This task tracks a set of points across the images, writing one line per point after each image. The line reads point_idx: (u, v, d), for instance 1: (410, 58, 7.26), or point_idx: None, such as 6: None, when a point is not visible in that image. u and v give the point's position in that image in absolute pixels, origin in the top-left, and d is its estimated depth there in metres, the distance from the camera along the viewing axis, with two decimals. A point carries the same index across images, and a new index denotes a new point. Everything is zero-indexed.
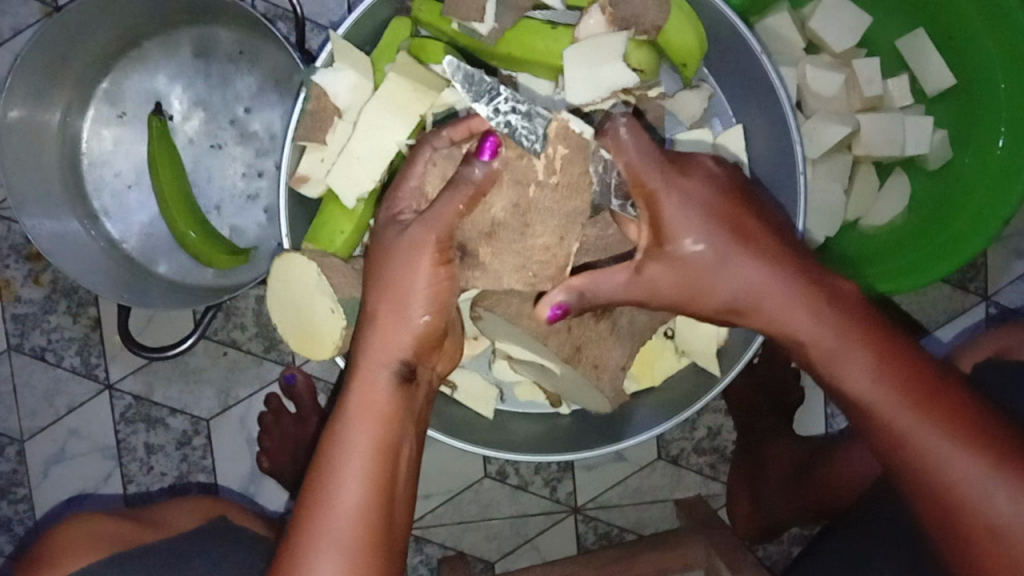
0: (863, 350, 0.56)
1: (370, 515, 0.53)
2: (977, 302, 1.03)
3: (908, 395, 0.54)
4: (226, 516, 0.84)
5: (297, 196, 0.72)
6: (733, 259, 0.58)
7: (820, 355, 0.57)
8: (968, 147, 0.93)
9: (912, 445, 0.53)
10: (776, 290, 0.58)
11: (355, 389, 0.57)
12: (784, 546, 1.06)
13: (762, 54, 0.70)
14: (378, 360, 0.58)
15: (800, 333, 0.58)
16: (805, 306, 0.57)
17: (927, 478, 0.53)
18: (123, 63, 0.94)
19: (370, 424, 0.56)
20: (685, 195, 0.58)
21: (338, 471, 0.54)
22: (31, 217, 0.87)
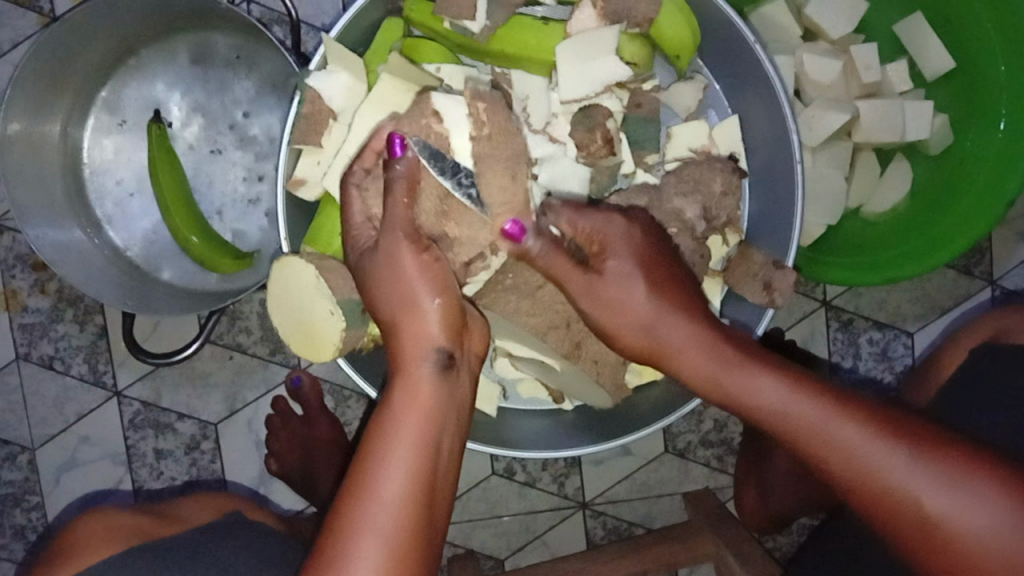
0: (761, 368, 0.55)
1: (413, 500, 0.51)
2: (983, 287, 1.02)
3: (807, 397, 0.53)
4: (240, 510, 0.85)
5: (295, 199, 0.72)
6: (629, 297, 0.59)
7: (720, 380, 0.56)
8: (969, 132, 0.92)
9: (822, 443, 0.52)
10: (671, 324, 0.58)
11: (399, 386, 0.56)
12: (793, 536, 1.06)
13: (755, 43, 0.70)
14: (415, 346, 0.57)
15: (694, 364, 0.58)
16: (696, 339, 0.58)
17: (844, 475, 0.51)
18: (121, 72, 0.95)
19: (412, 417, 0.54)
20: (619, 236, 0.61)
21: (383, 456, 0.52)
22: (35, 227, 0.88)
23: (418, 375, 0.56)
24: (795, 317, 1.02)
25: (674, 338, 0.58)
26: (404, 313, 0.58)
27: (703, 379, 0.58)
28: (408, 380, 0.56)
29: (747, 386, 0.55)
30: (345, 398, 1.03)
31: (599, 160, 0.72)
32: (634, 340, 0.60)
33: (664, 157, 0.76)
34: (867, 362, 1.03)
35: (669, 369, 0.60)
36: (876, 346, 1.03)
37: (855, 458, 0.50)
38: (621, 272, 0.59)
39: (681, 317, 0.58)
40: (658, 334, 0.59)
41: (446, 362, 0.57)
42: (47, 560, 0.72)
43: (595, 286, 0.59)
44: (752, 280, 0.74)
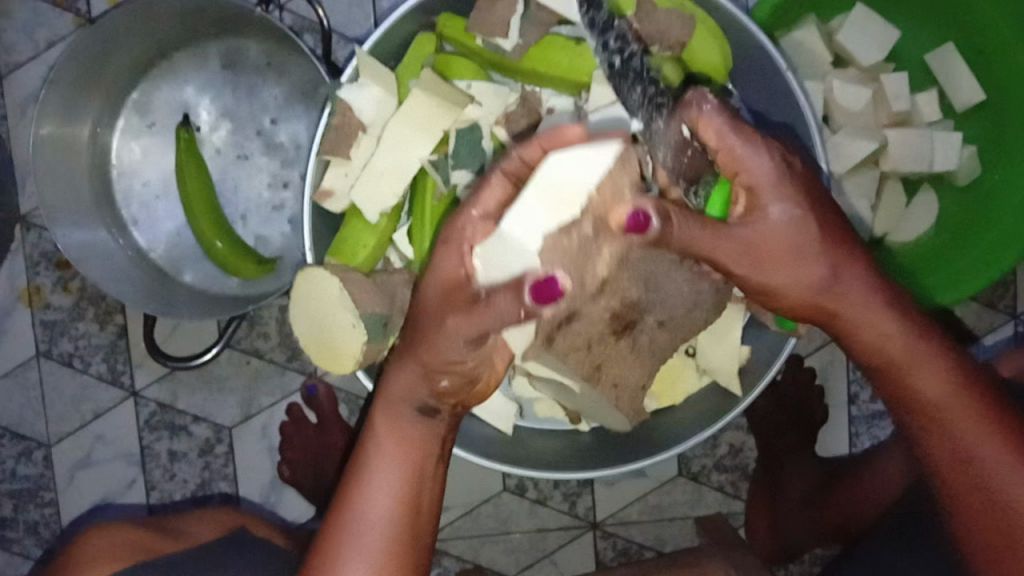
0: (933, 356, 0.60)
1: (384, 534, 0.59)
2: (1006, 321, 1.01)
3: (976, 405, 0.59)
4: (247, 526, 0.84)
5: (321, 211, 0.72)
6: (812, 267, 0.59)
7: (901, 352, 0.60)
8: (997, 164, 0.91)
9: (983, 458, 0.58)
10: (858, 285, 0.60)
11: (382, 420, 0.62)
12: (805, 566, 1.05)
13: (787, 70, 0.70)
14: (402, 394, 0.62)
15: (881, 330, 0.60)
16: (887, 311, 0.60)
17: (990, 493, 0.58)
18: (154, 75, 0.96)
19: (395, 452, 0.61)
20: (768, 175, 0.58)
21: (370, 483, 0.60)
22: (62, 226, 0.88)
23: (406, 419, 0.62)
24: (817, 343, 1.01)
25: (859, 303, 0.60)
26: (404, 364, 0.62)
27: (871, 344, 0.61)
28: (396, 423, 0.62)
29: (919, 372, 0.60)
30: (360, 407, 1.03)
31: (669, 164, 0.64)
32: (805, 298, 0.61)
33: None
34: None
35: (840, 328, 0.62)
36: None
37: (990, 463, 0.58)
38: (797, 231, 0.58)
39: (872, 281, 0.60)
40: (846, 292, 0.60)
41: (429, 412, 0.62)
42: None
43: (767, 239, 0.58)
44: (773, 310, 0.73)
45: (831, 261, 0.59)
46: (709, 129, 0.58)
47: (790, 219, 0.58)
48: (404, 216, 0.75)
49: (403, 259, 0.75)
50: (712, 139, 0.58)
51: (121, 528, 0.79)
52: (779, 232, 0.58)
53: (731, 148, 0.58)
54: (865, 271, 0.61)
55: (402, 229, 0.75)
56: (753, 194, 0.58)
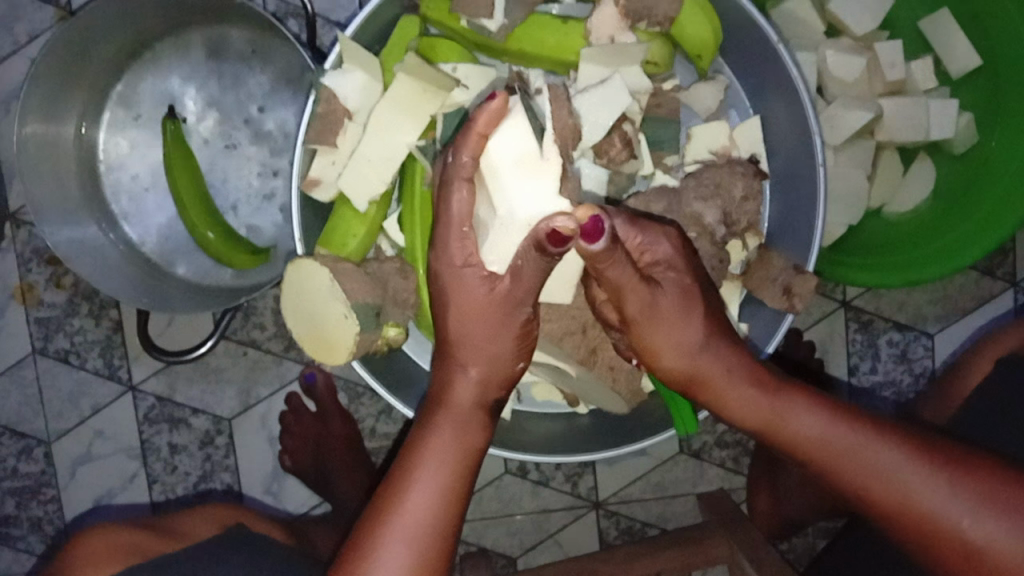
0: (797, 399, 0.59)
1: (441, 535, 0.56)
2: (1005, 289, 1.00)
3: (853, 430, 0.57)
4: (244, 522, 0.86)
5: (308, 200, 0.72)
6: (685, 329, 0.59)
7: (766, 411, 0.59)
8: (995, 130, 0.90)
9: (873, 478, 0.55)
10: (718, 350, 0.60)
11: (451, 414, 0.59)
12: (809, 539, 1.05)
13: (778, 42, 0.68)
14: (472, 392, 0.60)
15: (744, 394, 0.59)
16: (743, 368, 0.60)
17: (891, 509, 0.55)
18: (138, 66, 0.94)
19: (462, 445, 0.58)
20: (661, 246, 0.61)
21: (426, 481, 0.56)
22: (51, 223, 0.87)
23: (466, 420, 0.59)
24: (814, 317, 1.01)
25: (723, 372, 0.60)
26: (465, 372, 0.59)
27: (742, 411, 0.60)
28: (464, 426, 0.59)
29: (784, 419, 0.58)
30: (359, 394, 1.03)
31: (619, 165, 0.71)
32: (675, 365, 0.60)
33: (682, 160, 0.76)
34: (886, 364, 1.01)
35: (710, 395, 0.61)
36: (896, 348, 1.01)
37: (891, 481, 0.55)
38: (675, 296, 0.59)
39: (723, 350, 0.60)
40: (708, 354, 0.59)
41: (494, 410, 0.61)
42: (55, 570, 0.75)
43: (658, 306, 0.59)
44: (772, 284, 0.74)
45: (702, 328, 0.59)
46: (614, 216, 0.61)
47: (679, 288, 0.59)
48: (395, 202, 0.75)
49: (395, 246, 0.75)
50: (617, 230, 0.61)
51: (117, 532, 0.79)
52: (666, 298, 0.59)
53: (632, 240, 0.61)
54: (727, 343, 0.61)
55: (393, 216, 0.74)
56: (645, 262, 0.61)
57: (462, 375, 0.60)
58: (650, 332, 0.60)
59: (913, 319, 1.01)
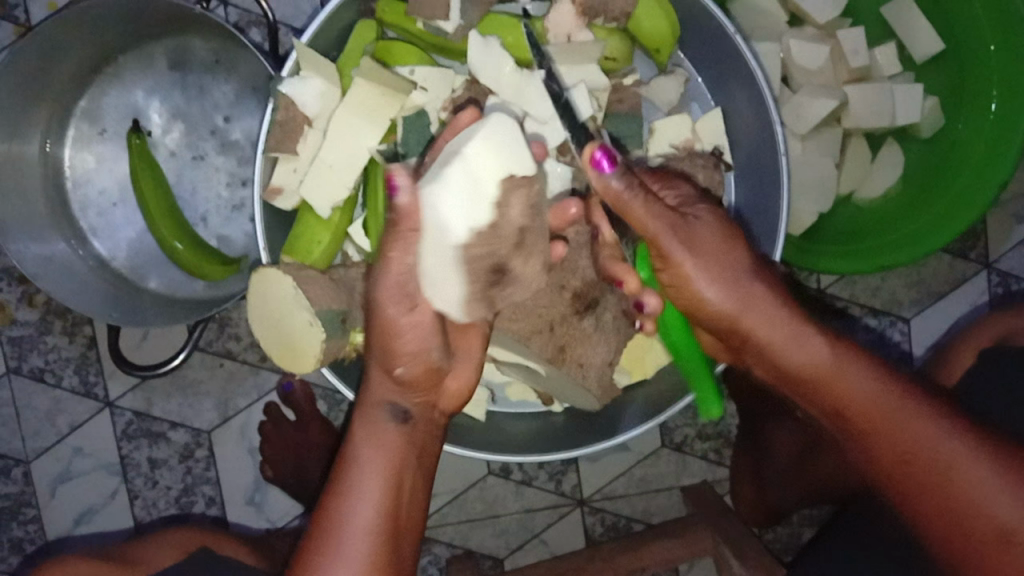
0: (850, 353, 0.61)
1: (375, 543, 0.57)
2: (978, 271, 1.01)
3: (898, 396, 0.59)
4: (208, 547, 0.85)
5: (272, 209, 0.72)
6: (734, 272, 0.61)
7: (819, 364, 0.61)
8: (961, 113, 0.90)
9: (915, 448, 0.57)
10: (770, 295, 0.62)
11: (361, 418, 0.62)
12: (794, 528, 1.05)
13: (736, 34, 0.68)
14: (379, 399, 0.63)
15: (798, 342, 0.61)
16: (801, 317, 0.62)
17: (930, 479, 0.57)
18: (100, 80, 0.93)
19: (373, 449, 0.60)
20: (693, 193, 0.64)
21: (346, 484, 0.59)
22: (17, 242, 0.87)
23: (393, 430, 0.62)
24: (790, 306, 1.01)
25: (776, 323, 0.61)
26: (391, 382, 0.62)
27: (789, 358, 0.62)
28: (376, 430, 0.61)
29: (835, 374, 0.60)
30: (338, 401, 1.02)
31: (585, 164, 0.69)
32: (721, 314, 0.62)
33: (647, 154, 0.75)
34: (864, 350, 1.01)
35: (752, 343, 0.63)
36: (872, 333, 1.01)
37: (928, 443, 0.57)
38: (716, 238, 0.61)
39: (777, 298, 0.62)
40: (756, 301, 0.61)
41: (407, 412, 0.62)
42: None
43: (698, 249, 0.60)
44: None
45: (745, 271, 0.61)
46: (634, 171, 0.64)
47: (715, 229, 0.61)
48: (360, 207, 0.74)
49: (360, 251, 0.75)
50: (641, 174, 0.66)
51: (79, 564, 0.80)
52: (710, 238, 0.61)
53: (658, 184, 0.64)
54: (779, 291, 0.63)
55: (357, 221, 0.74)
56: (679, 203, 0.63)
57: (376, 374, 0.63)
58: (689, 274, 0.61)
59: (887, 304, 1.01)
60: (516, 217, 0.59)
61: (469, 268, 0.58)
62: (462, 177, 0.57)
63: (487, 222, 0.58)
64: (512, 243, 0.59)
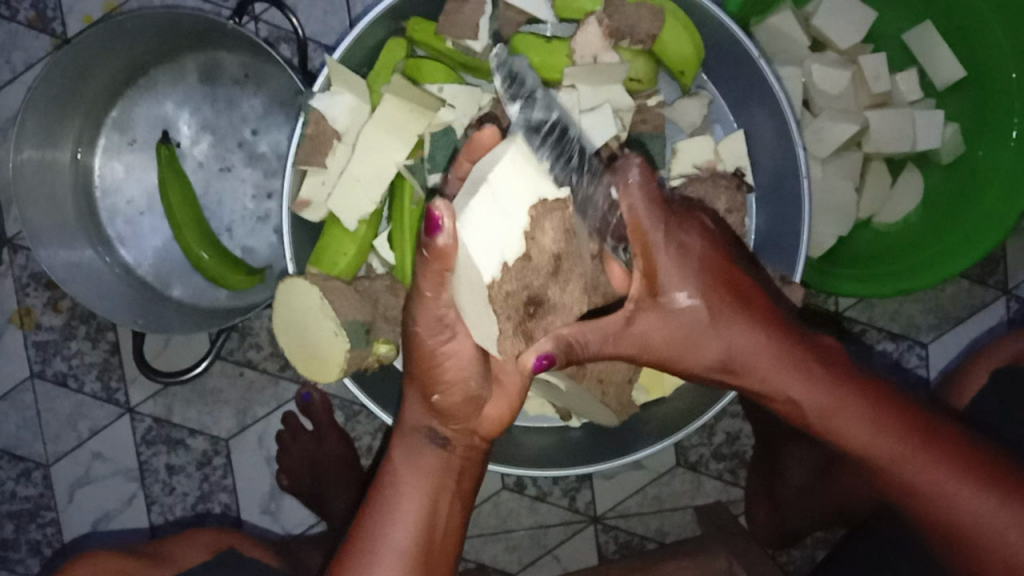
0: (853, 405, 0.59)
1: (406, 568, 0.58)
2: (997, 297, 1.01)
3: (899, 438, 0.59)
4: (238, 547, 0.86)
5: (299, 220, 0.73)
6: (709, 341, 0.60)
7: (813, 413, 0.60)
8: (981, 140, 0.91)
9: (919, 489, 0.59)
10: (753, 351, 0.59)
11: (402, 445, 0.63)
12: (808, 550, 1.05)
13: (759, 58, 0.70)
14: (418, 425, 0.63)
15: (789, 394, 0.60)
16: (790, 368, 0.60)
17: (939, 515, 0.59)
18: (132, 92, 0.95)
19: (413, 475, 0.61)
20: (670, 252, 0.58)
21: (383, 510, 0.60)
22: (47, 248, 0.88)
23: (427, 456, 0.62)
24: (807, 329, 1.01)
25: (764, 380, 0.60)
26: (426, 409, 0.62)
27: (784, 406, 0.61)
28: (414, 453, 0.62)
29: (831, 426, 0.60)
30: (355, 412, 1.03)
31: None
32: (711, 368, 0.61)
33: (668, 174, 0.77)
34: (881, 373, 1.01)
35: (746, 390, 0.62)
36: (889, 357, 1.01)
37: (932, 485, 0.58)
38: (695, 314, 0.59)
39: (770, 353, 0.59)
40: (744, 354, 0.60)
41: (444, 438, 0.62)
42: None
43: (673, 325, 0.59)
44: None
45: (728, 343, 0.59)
46: (624, 204, 0.58)
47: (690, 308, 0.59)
48: (385, 221, 0.76)
49: (385, 264, 0.76)
50: (627, 214, 0.58)
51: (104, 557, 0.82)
52: (690, 319, 0.59)
53: (642, 227, 0.58)
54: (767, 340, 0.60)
55: (383, 234, 0.75)
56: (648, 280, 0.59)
57: (413, 403, 0.64)
58: (669, 346, 0.60)
59: (906, 328, 1.01)
60: (549, 243, 0.57)
61: (504, 304, 0.56)
62: (488, 211, 0.56)
63: (516, 257, 0.57)
64: (546, 270, 0.58)
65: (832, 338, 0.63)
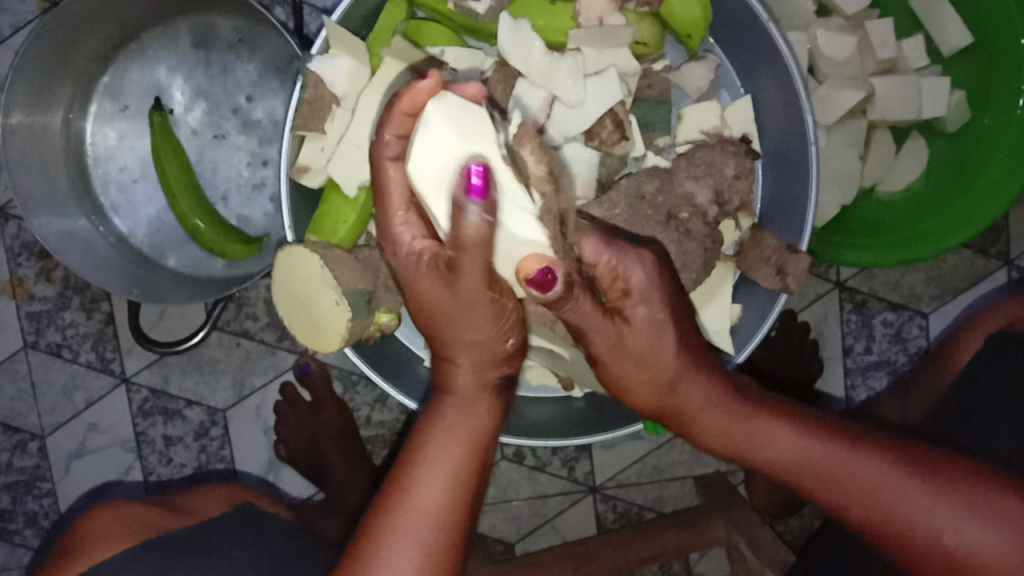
0: (779, 424, 0.59)
1: (446, 537, 0.52)
2: (999, 267, 1.00)
3: (832, 450, 0.57)
4: (252, 500, 0.86)
5: (298, 187, 0.72)
6: (657, 363, 0.57)
7: (749, 438, 0.59)
8: (986, 108, 0.89)
9: (865, 495, 0.56)
10: (688, 376, 0.58)
11: (453, 405, 0.56)
12: (806, 520, 1.06)
13: (768, 21, 0.68)
14: (473, 383, 0.57)
15: (722, 421, 0.59)
16: (719, 392, 0.59)
17: (888, 525, 0.56)
18: (123, 56, 0.93)
19: (470, 434, 0.55)
20: (638, 269, 0.57)
21: (432, 466, 0.53)
22: (39, 216, 0.87)
23: (482, 411, 0.57)
24: (809, 299, 1.00)
25: (698, 403, 0.59)
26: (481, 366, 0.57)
27: (715, 435, 0.60)
28: (467, 409, 0.56)
29: (765, 447, 0.58)
30: (354, 383, 1.02)
31: (611, 147, 0.71)
32: (649, 398, 0.59)
33: (674, 140, 0.76)
34: (880, 344, 1.01)
35: (687, 423, 0.60)
36: (890, 328, 1.01)
37: (876, 490, 0.55)
38: (645, 324, 0.57)
39: (707, 385, 0.59)
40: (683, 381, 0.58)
41: (495, 395, 0.58)
42: (61, 553, 0.72)
43: (624, 344, 0.57)
44: (765, 265, 0.74)
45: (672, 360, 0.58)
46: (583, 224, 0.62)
47: (651, 320, 0.57)
48: None
49: None
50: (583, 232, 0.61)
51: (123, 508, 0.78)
52: (643, 335, 0.57)
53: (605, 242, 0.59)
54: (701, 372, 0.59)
55: None
56: (624, 292, 0.57)
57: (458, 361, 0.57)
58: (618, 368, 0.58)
59: (907, 298, 1.01)
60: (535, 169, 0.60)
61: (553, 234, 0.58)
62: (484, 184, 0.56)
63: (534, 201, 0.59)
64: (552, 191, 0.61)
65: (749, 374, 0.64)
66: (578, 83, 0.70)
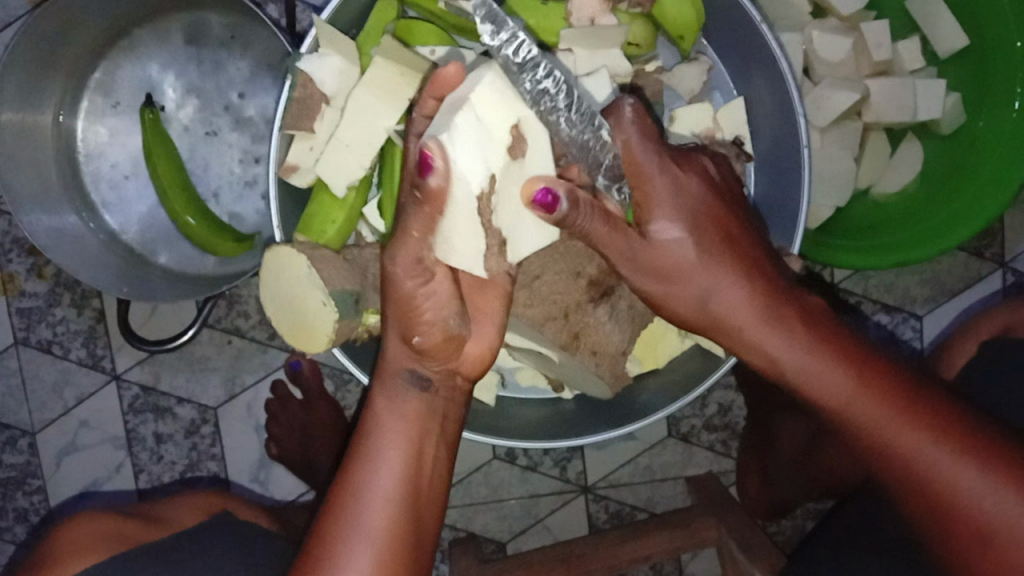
0: (832, 359, 0.58)
1: (389, 521, 0.55)
2: (994, 270, 1.00)
3: (879, 397, 0.57)
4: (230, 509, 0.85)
5: (287, 186, 0.72)
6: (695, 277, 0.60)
7: (789, 368, 0.59)
8: (982, 111, 0.89)
9: (901, 449, 0.56)
10: (734, 293, 0.60)
11: (381, 392, 0.60)
12: (798, 521, 1.05)
13: (761, 23, 0.68)
14: (397, 367, 0.60)
15: (768, 344, 0.60)
16: (766, 317, 0.60)
17: (922, 479, 0.55)
18: (115, 52, 0.93)
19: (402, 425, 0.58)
20: (664, 181, 0.60)
21: (372, 457, 0.57)
22: (28, 213, 0.86)
23: (405, 400, 0.59)
24: None
25: (750, 319, 0.60)
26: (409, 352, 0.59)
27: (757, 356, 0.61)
28: (392, 396, 0.59)
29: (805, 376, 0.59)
30: (345, 381, 1.02)
31: None
32: (694, 311, 0.62)
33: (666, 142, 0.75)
34: None
35: (729, 341, 0.62)
36: (884, 329, 1.01)
37: (912, 444, 0.55)
38: (684, 247, 0.60)
39: (756, 307, 0.60)
40: (724, 301, 0.60)
41: (423, 383, 0.60)
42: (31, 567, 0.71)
43: (647, 259, 0.60)
44: None
45: (710, 280, 0.60)
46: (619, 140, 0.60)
47: (676, 236, 0.60)
48: (375, 186, 0.75)
49: (374, 233, 0.75)
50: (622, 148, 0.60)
51: (96, 519, 0.77)
52: (677, 253, 0.60)
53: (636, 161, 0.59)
54: (752, 294, 0.60)
55: (372, 202, 0.74)
56: (641, 209, 0.60)
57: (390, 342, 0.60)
58: (651, 276, 0.61)
59: (901, 300, 1.01)
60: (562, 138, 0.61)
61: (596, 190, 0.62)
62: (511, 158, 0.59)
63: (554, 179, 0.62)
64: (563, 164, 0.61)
65: (812, 297, 0.63)
66: (569, 84, 0.68)
